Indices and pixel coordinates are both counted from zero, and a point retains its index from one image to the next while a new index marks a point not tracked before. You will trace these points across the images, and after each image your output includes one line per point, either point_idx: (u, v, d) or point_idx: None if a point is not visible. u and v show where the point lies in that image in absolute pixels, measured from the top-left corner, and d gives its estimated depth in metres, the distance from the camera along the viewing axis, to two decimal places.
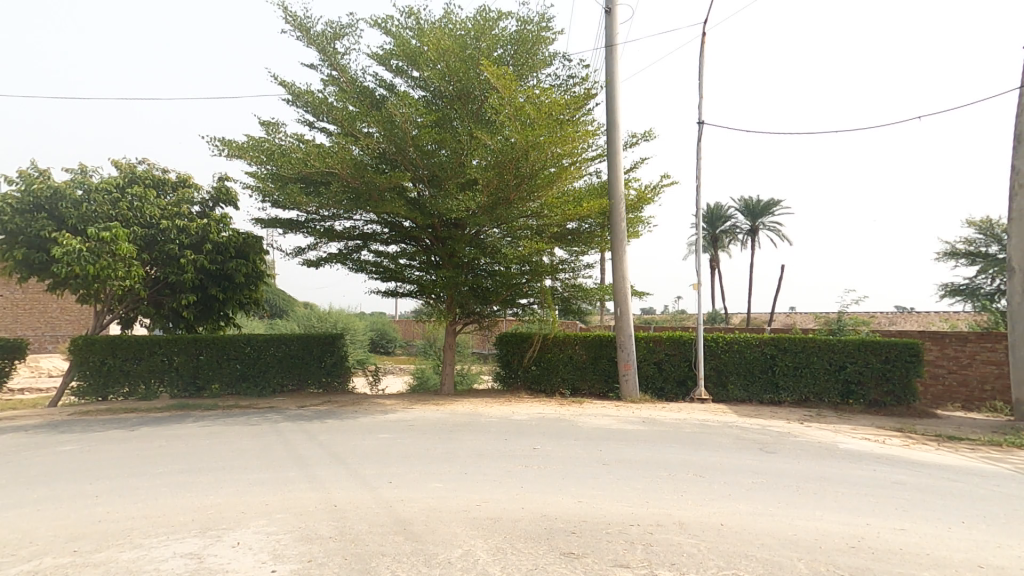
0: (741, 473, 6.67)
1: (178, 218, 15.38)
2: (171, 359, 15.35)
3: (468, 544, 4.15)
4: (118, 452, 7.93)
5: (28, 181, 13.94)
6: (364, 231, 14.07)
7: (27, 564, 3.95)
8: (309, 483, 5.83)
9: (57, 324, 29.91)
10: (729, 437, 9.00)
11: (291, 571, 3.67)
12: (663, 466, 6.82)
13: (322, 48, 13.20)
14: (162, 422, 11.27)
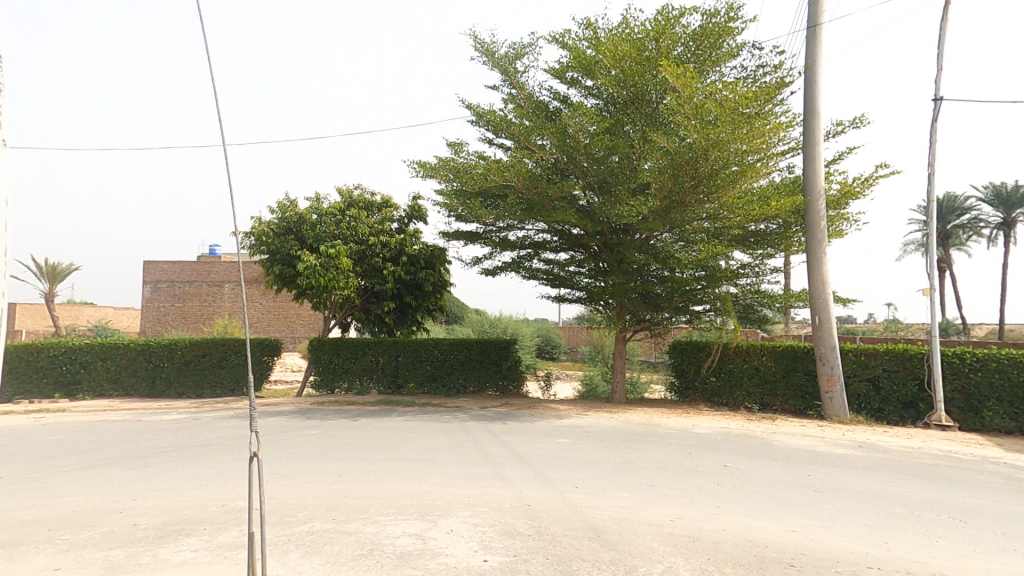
0: (1001, 521, 5.48)
1: (381, 235, 17.69)
2: (377, 359, 17.73)
3: (669, 561, 4.06)
4: (348, 439, 9.35)
5: (282, 210, 17.29)
6: (535, 240, 14.69)
7: (304, 524, 4.85)
8: (502, 481, 6.24)
9: (295, 327, 36.28)
10: (977, 473, 7.49)
11: (501, 563, 3.95)
12: (887, 502, 5.91)
13: (505, 68, 14.13)
14: (374, 415, 13.04)
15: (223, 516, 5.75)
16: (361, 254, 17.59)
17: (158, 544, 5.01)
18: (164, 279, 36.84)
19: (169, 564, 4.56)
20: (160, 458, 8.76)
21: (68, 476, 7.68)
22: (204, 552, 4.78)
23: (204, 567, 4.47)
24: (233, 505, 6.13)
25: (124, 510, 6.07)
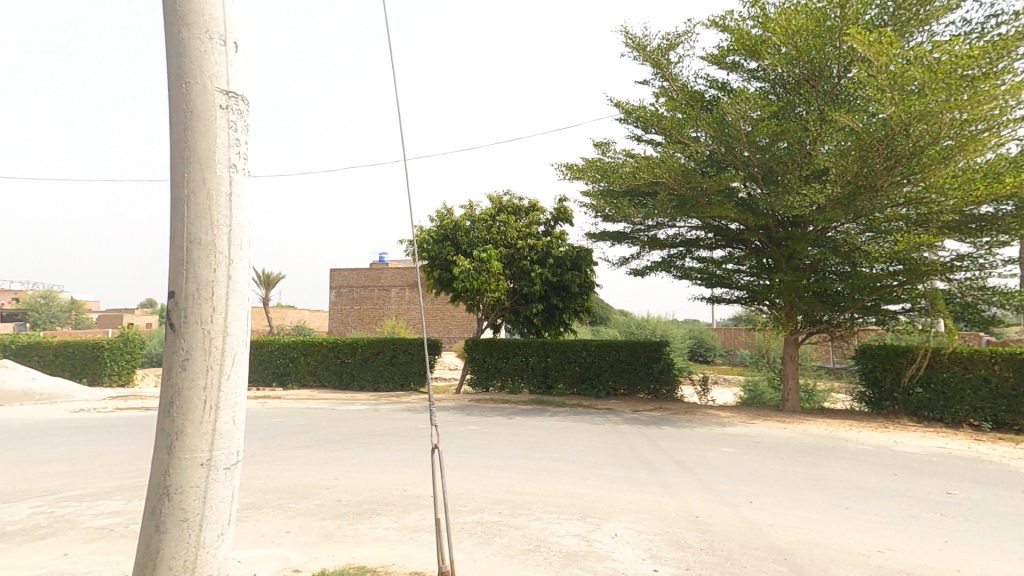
0: None
1: (529, 238, 18.43)
2: (527, 359, 18.32)
3: None
4: (506, 436, 9.79)
5: (440, 219, 18.78)
6: (687, 238, 14.05)
7: (475, 515, 5.17)
8: (664, 488, 6.02)
9: (450, 327, 39.34)
10: None
11: None
12: None
13: (658, 61, 13.73)
14: (527, 413, 13.50)
15: (405, 500, 6.38)
16: (510, 257, 18.57)
17: (356, 519, 5.73)
18: (345, 285, 42.10)
19: (367, 538, 5.18)
20: (352, 443, 10.04)
21: (287, 453, 9.19)
22: (393, 531, 5.36)
23: (395, 545, 5.01)
24: (413, 491, 6.78)
25: (328, 486, 7.06)
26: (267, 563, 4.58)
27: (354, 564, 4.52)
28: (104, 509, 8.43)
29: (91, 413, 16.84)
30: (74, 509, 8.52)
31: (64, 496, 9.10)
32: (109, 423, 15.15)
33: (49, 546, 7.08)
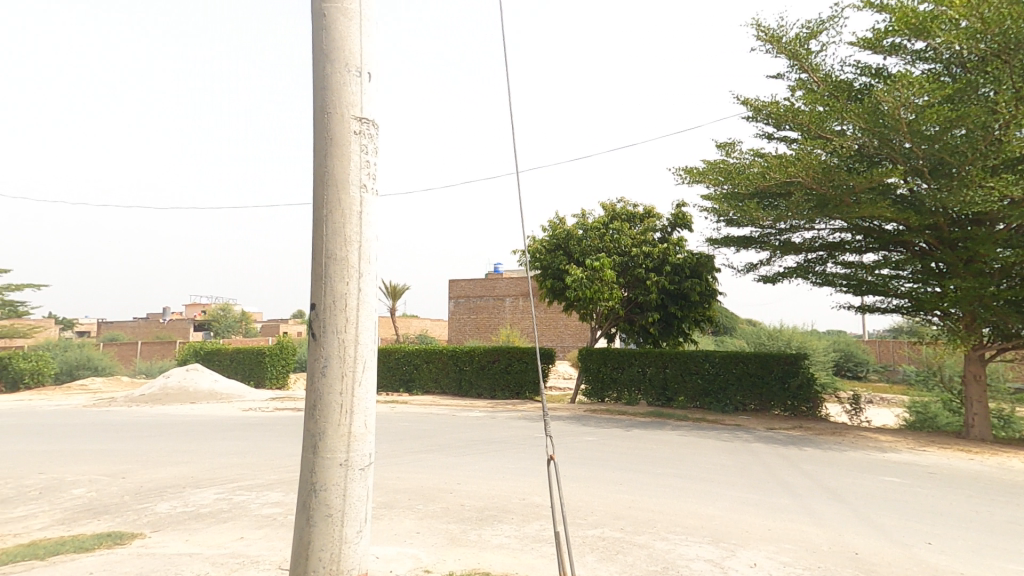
0: None
1: (644, 246, 18.02)
2: (645, 370, 17.70)
3: None
4: (625, 448, 9.52)
5: (552, 229, 18.93)
6: (829, 240, 12.72)
7: (596, 529, 5.08)
8: (811, 518, 5.41)
9: (564, 336, 39.50)
10: None
11: None
12: None
13: (796, 52, 12.71)
14: (647, 426, 13.03)
15: (524, 509, 6.47)
16: (623, 265, 18.13)
17: (480, 525, 5.91)
18: (462, 296, 44.09)
19: (490, 545, 5.32)
20: (472, 449, 10.44)
21: (416, 456, 9.81)
22: (515, 540, 5.45)
23: (518, 554, 5.08)
24: (532, 500, 6.84)
25: (452, 490, 7.39)
26: (400, 560, 4.89)
27: (479, 570, 4.65)
28: (268, 499, 9.66)
29: (255, 412, 19.44)
30: (245, 497, 9.88)
31: (238, 485, 10.59)
32: (270, 422, 17.37)
33: (228, 529, 8.28)
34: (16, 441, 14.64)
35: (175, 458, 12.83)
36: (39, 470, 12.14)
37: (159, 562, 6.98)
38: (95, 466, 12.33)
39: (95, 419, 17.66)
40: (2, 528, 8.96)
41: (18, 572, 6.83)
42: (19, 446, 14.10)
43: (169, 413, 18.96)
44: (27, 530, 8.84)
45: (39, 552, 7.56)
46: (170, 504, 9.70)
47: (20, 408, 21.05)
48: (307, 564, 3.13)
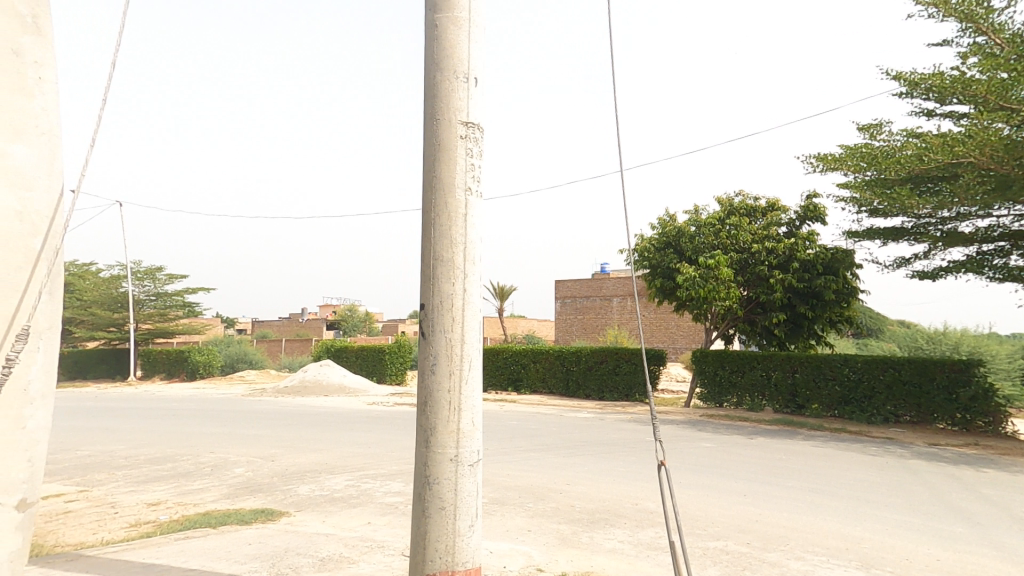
0: None
1: (767, 241, 16.69)
2: (769, 374, 16.30)
3: None
4: (747, 457, 8.83)
5: (662, 226, 18.14)
6: (1013, 228, 10.72)
7: (718, 541, 4.78)
8: (993, 550, 4.61)
9: (676, 337, 37.84)
10: None
11: None
12: None
13: (969, 13, 11.14)
14: (774, 435, 11.98)
15: (637, 514, 6.26)
16: (742, 262, 17.05)
17: (591, 527, 5.81)
18: (568, 296, 43.97)
19: (603, 548, 5.21)
20: (581, 451, 10.33)
21: (525, 455, 9.94)
22: (629, 546, 5.28)
23: (633, 561, 4.92)
24: (645, 506, 6.59)
25: (562, 491, 7.34)
26: (513, 556, 4.97)
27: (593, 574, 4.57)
28: (390, 488, 10.38)
29: (378, 406, 21.06)
30: (371, 485, 10.71)
31: (365, 473, 11.53)
32: (390, 416, 18.71)
33: (357, 514, 9.03)
34: (191, 424, 17.31)
35: (313, 445, 14.33)
36: (210, 449, 14.26)
37: (302, 539, 7.82)
38: (250, 449, 14.18)
39: (250, 408, 20.30)
40: (184, 498, 10.64)
41: (196, 537, 8.06)
42: (195, 428, 16.67)
43: (308, 404, 21.23)
44: (201, 501, 10.40)
45: (211, 521, 8.90)
46: (309, 487, 10.83)
47: (195, 395, 24.86)
48: (426, 552, 3.48)
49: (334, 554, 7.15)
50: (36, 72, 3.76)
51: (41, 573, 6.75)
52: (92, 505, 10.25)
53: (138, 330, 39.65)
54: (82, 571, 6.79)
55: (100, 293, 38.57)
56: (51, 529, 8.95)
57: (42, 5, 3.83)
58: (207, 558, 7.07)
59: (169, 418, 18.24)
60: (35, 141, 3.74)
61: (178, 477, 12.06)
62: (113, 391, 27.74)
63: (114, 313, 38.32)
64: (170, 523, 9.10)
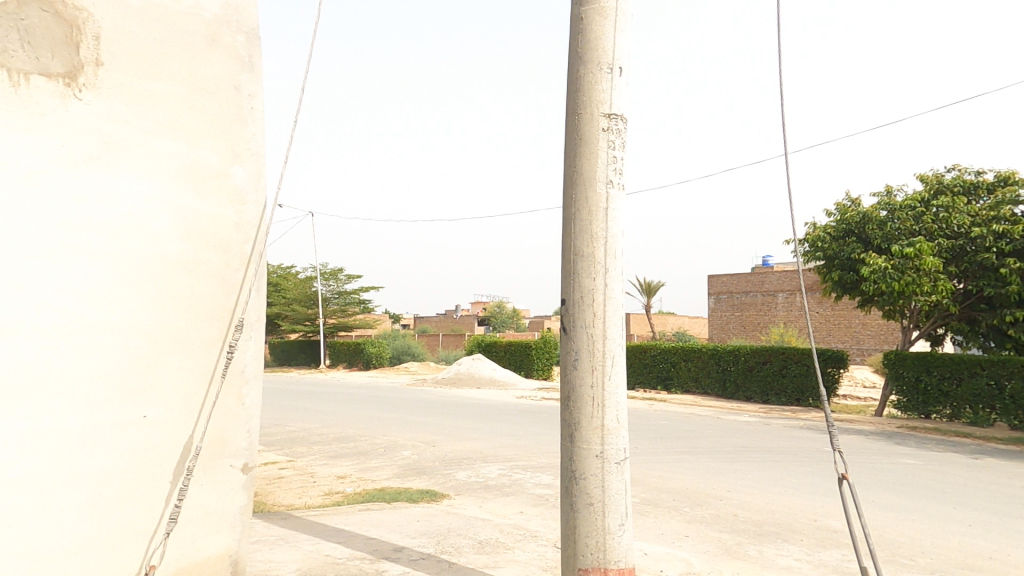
0: None
1: (995, 223, 13.64)
2: (1000, 384, 13.31)
3: None
4: (966, 481, 7.29)
5: (841, 212, 15.79)
6: None
7: None
8: None
9: (861, 337, 32.96)
10: None
11: None
12: None
13: None
14: (1006, 456, 9.75)
15: (817, 532, 5.56)
16: (956, 250, 14.19)
17: (760, 540, 5.31)
18: (724, 291, 40.72)
19: (775, 565, 4.72)
20: (743, 457, 9.50)
21: (678, 456, 9.44)
22: (808, 565, 4.70)
23: None
24: (827, 524, 5.82)
25: (724, 498, 6.82)
26: (670, 561, 4.75)
27: None
28: (540, 480, 10.65)
29: (527, 400, 21.78)
30: (522, 475, 11.12)
31: (516, 464, 12.02)
32: (539, 410, 19.21)
33: (512, 502, 9.45)
34: (368, 409, 19.77)
35: (470, 434, 15.37)
36: (384, 432, 16.13)
37: (462, 521, 8.43)
38: (416, 434, 15.70)
39: (414, 397, 22.45)
40: (365, 474, 12.19)
41: (374, 510, 9.20)
42: (372, 413, 19.01)
43: (464, 395, 22.83)
44: (377, 478, 11.81)
45: (386, 497, 10.11)
46: (466, 473, 11.63)
47: (371, 383, 28.31)
48: (578, 546, 4.30)
49: (490, 538, 7.57)
50: (250, 105, 4.77)
51: (265, 526, 8.32)
52: (297, 473, 12.29)
53: (327, 324, 46.37)
54: (293, 528, 8.19)
55: (299, 293, 45.93)
56: (270, 489, 10.96)
57: (255, 47, 4.82)
58: (385, 529, 8.02)
59: (351, 403, 21.03)
60: (248, 163, 4.75)
61: (360, 455, 13.84)
62: (310, 376, 32.97)
63: (310, 310, 45.33)
64: (355, 495, 10.51)
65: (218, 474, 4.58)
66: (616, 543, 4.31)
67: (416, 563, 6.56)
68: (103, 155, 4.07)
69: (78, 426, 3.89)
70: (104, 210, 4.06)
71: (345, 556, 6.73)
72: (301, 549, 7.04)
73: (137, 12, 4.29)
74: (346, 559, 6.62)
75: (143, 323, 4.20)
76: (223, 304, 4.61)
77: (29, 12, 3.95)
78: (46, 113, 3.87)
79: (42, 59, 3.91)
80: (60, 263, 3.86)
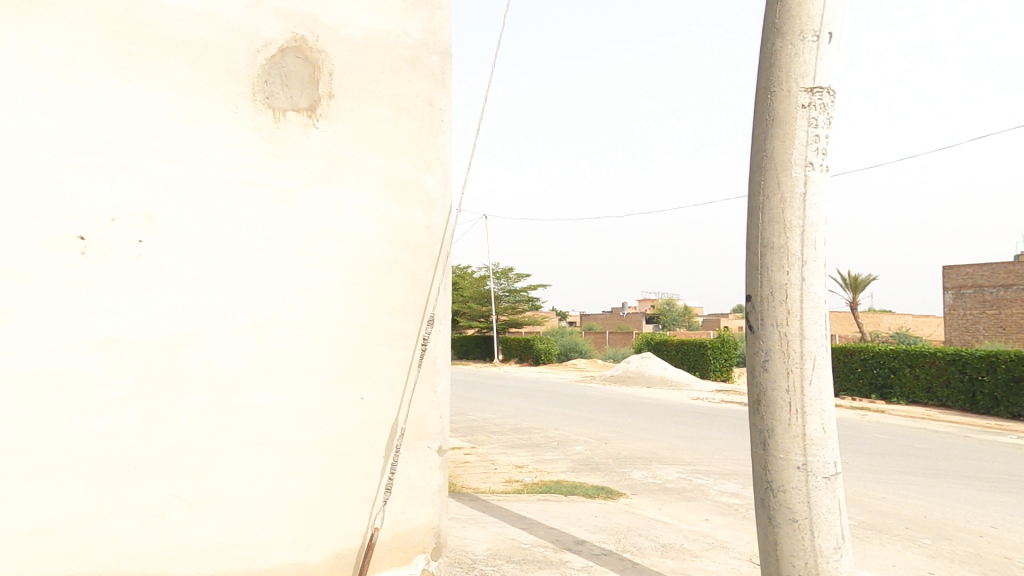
0: None
1: None
2: None
3: None
4: None
5: None
6: None
7: None
8: None
9: None
10: None
11: None
12: None
13: None
14: None
15: None
16: None
17: None
18: (969, 284, 33.47)
19: None
20: (1004, 487, 7.68)
21: (906, 478, 8.00)
22: None
23: None
24: None
25: (984, 535, 5.59)
26: None
27: None
28: (726, 488, 9.98)
29: (704, 402, 20.53)
30: (705, 481, 10.52)
31: (697, 468, 11.40)
32: (719, 413, 18.00)
33: (695, 508, 9.02)
34: (541, 403, 20.63)
35: (644, 433, 15.04)
36: (556, 426, 16.67)
37: (643, 522, 8.32)
38: (588, 430, 15.90)
39: (583, 393, 22.78)
40: (541, 465, 12.76)
41: (553, 501, 9.58)
42: (545, 407, 19.77)
43: (635, 394, 22.43)
44: (553, 470, 12.27)
45: (563, 490, 10.46)
46: (642, 473, 11.43)
47: (541, 378, 29.50)
48: (781, 561, 3.98)
49: (674, 543, 7.32)
50: (440, 118, 5.56)
51: (457, 505, 9.25)
52: (480, 458, 13.40)
53: (499, 320, 49.50)
54: (482, 510, 8.96)
55: (474, 291, 49.84)
56: (458, 472, 12.15)
57: (447, 65, 5.61)
58: (565, 521, 8.30)
59: (523, 396, 22.18)
60: (436, 172, 5.52)
61: (535, 446, 14.51)
62: (487, 370, 35.57)
63: (484, 307, 48.91)
64: (533, 484, 11.08)
65: (419, 454, 5.37)
66: (830, 567, 3.91)
67: (599, 559, 6.64)
68: (332, 175, 4.98)
69: (320, 400, 4.86)
70: (332, 221, 4.97)
71: (530, 542, 7.13)
72: (490, 530, 7.65)
73: (359, 47, 5.18)
74: (531, 545, 7.01)
75: (361, 316, 5.07)
76: (418, 301, 5.38)
77: (288, 58, 4.85)
78: (296, 142, 4.84)
79: (294, 97, 4.85)
80: (305, 268, 4.83)
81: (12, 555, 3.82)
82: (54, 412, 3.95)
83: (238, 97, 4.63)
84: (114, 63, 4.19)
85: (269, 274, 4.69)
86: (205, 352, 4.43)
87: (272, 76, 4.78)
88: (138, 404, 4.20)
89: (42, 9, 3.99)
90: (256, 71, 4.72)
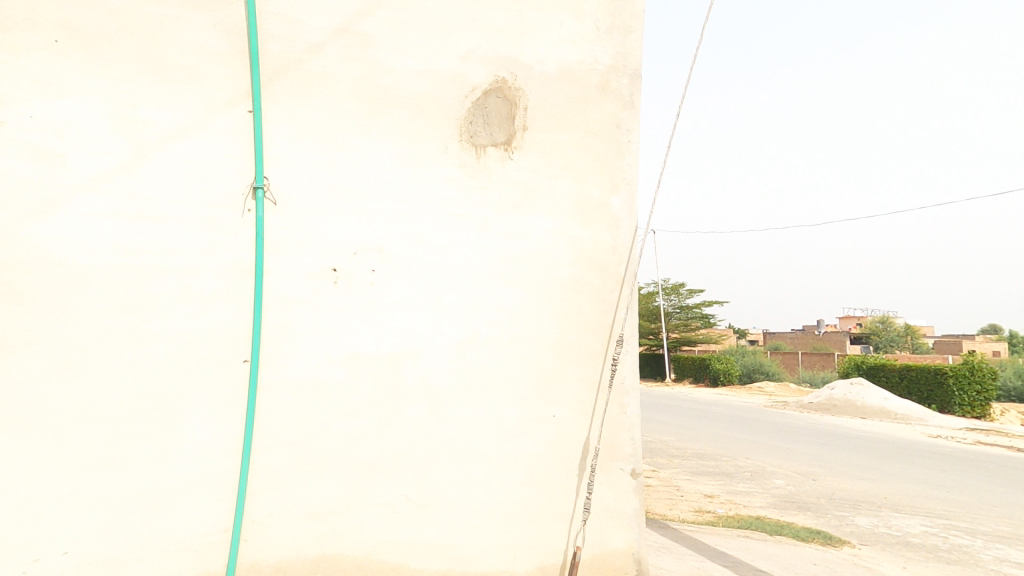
0: None
1: None
2: None
3: None
4: None
5: None
6: None
7: None
8: None
9: None
10: None
11: None
12: None
13: None
14: None
15: None
16: None
17: None
18: None
19: None
20: None
21: None
22: None
23: None
24: None
25: None
26: None
27: None
28: (1007, 555, 8.10)
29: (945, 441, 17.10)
30: (970, 542, 8.65)
31: (954, 524, 9.45)
32: (973, 456, 14.79)
33: None
34: (726, 427, 19.14)
35: (866, 473, 12.99)
36: (747, 455, 15.27)
37: None
38: (791, 462, 14.25)
39: (775, 419, 20.63)
40: (735, 497, 11.75)
41: (757, 540, 8.72)
42: (729, 432, 18.25)
43: (843, 425, 19.63)
44: (750, 504, 11.19)
45: (768, 527, 9.48)
46: (871, 520, 9.80)
47: (722, 400, 27.47)
48: None
49: None
50: (628, 138, 5.67)
51: (647, 531, 8.94)
52: (663, 483, 12.83)
53: (667, 337, 47.50)
54: (675, 540, 8.53)
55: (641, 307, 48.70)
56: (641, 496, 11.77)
57: (637, 86, 5.72)
58: (775, 564, 7.46)
59: (703, 419, 20.85)
60: (622, 193, 5.62)
61: (725, 475, 13.45)
62: (659, 389, 34.30)
63: (651, 324, 47.44)
64: (729, 518, 10.24)
65: (613, 475, 5.40)
66: None
67: None
68: (524, 203, 5.32)
69: (518, 415, 5.16)
70: (525, 245, 5.29)
71: None
72: (688, 563, 7.22)
73: (552, 80, 5.49)
74: None
75: (550, 335, 5.32)
76: (604, 319, 5.49)
77: (490, 99, 5.30)
78: (495, 174, 5.26)
79: (493, 132, 5.29)
80: (503, 290, 5.21)
81: (293, 536, 4.54)
82: (316, 417, 4.63)
83: (448, 139, 5.16)
84: (357, 121, 4.90)
85: (470, 296, 5.13)
86: (421, 367, 4.96)
87: (476, 117, 5.25)
88: (373, 411, 4.79)
89: (317, 87, 4.79)
90: (462, 115, 5.22)
